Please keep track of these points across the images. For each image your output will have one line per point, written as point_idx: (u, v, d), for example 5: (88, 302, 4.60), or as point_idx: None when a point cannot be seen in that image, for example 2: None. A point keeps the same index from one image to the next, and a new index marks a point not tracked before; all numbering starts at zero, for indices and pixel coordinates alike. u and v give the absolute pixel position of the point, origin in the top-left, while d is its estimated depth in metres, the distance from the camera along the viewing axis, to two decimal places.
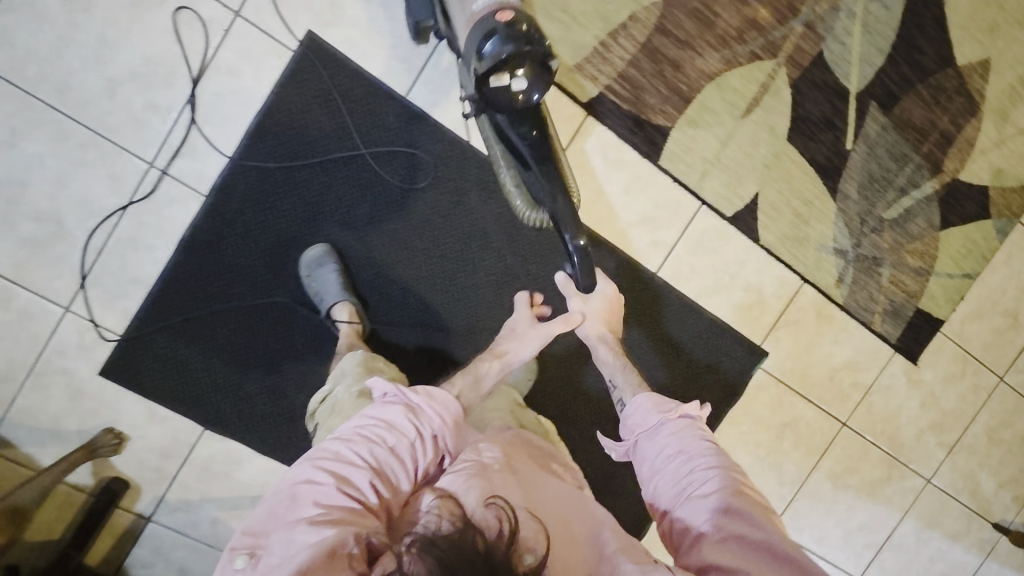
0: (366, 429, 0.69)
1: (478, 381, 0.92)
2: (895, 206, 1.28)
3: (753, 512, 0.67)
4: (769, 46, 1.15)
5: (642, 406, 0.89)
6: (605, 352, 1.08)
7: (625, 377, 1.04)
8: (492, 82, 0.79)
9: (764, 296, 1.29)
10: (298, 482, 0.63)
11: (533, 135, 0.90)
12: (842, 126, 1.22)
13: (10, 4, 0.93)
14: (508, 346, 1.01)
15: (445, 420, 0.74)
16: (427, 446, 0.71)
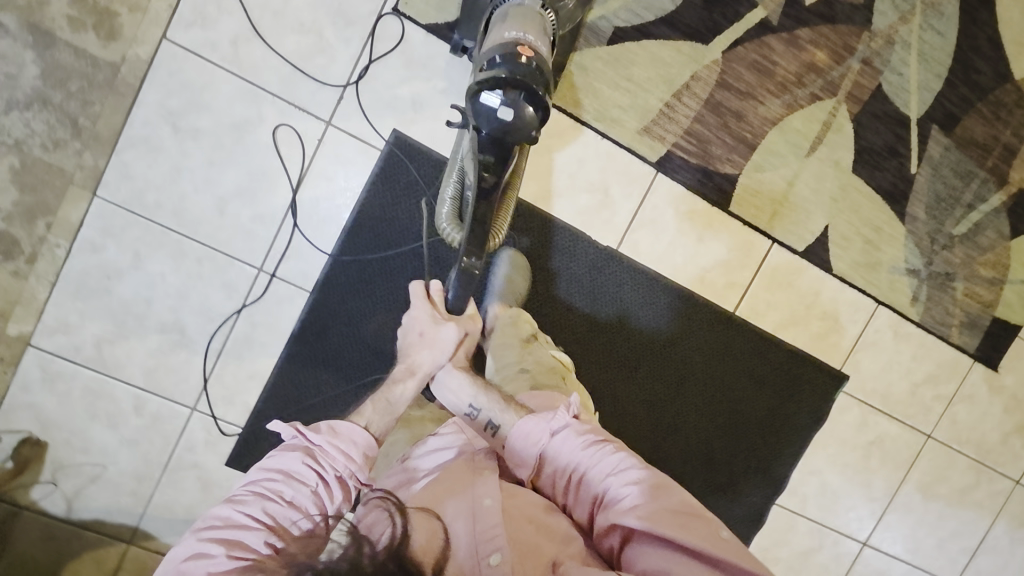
0: (253, 489, 0.70)
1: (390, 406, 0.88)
2: (963, 221, 1.30)
3: (662, 505, 0.71)
4: (828, 86, 1.19)
5: (520, 437, 0.85)
6: (461, 378, 0.94)
7: (488, 395, 0.92)
8: (486, 91, 0.82)
9: (843, 322, 1.31)
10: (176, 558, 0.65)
11: (486, 171, 0.88)
12: (905, 152, 1.24)
13: (128, 141, 1.02)
14: (416, 356, 0.95)
15: (351, 455, 0.76)
16: (336, 486, 0.74)
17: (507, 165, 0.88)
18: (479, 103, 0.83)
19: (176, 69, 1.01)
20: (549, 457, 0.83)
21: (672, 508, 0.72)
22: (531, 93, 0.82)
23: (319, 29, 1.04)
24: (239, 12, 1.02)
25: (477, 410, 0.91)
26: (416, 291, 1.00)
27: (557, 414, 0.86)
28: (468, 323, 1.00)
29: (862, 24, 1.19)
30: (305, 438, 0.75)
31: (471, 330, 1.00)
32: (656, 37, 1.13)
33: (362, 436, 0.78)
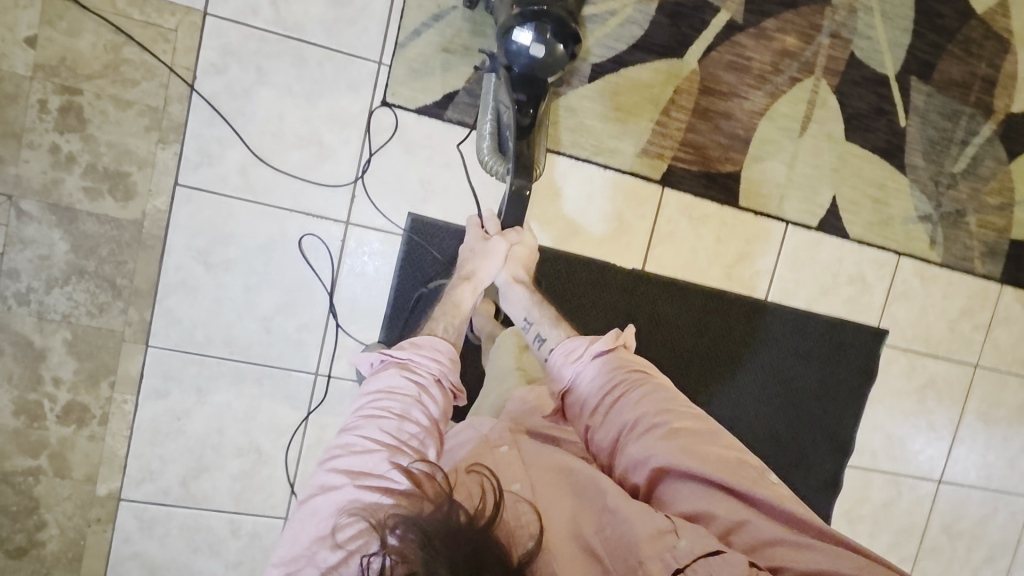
0: (364, 412, 0.73)
1: (456, 304, 0.98)
2: (961, 158, 1.33)
3: (698, 446, 0.74)
4: (804, 67, 1.23)
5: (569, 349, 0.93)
6: (519, 291, 1.05)
7: (542, 310, 1.03)
8: (518, 26, 0.94)
9: (869, 281, 1.34)
10: (316, 492, 0.66)
11: (525, 107, 0.99)
12: (891, 109, 1.28)
13: (168, 287, 1.06)
14: (476, 267, 1.03)
15: (434, 362, 0.81)
16: (434, 393, 0.78)
17: (538, 103, 1.00)
18: (512, 40, 0.95)
19: (195, 210, 1.05)
20: (579, 381, 0.90)
21: (710, 447, 0.74)
22: (560, 31, 0.96)
23: (318, 137, 1.08)
24: (240, 142, 1.05)
25: (531, 324, 1.02)
26: (472, 222, 1.09)
27: (600, 342, 0.91)
28: (525, 239, 1.07)
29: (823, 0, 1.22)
30: (393, 356, 0.80)
31: (530, 242, 1.08)
32: (633, 63, 1.16)
33: (440, 344, 0.84)
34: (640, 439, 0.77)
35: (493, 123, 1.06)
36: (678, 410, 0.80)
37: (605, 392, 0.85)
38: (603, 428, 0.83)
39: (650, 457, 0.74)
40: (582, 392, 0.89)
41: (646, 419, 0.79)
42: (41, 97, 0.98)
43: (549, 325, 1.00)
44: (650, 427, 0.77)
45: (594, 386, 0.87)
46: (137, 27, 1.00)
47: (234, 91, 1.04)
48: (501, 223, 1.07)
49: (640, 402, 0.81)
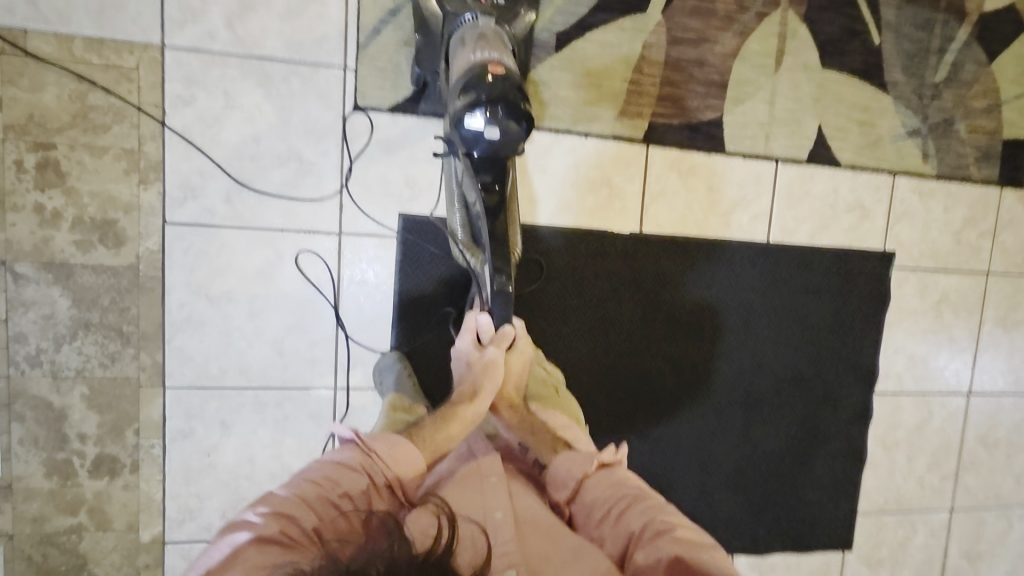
0: (308, 476, 0.72)
1: (448, 422, 0.90)
2: (941, 66, 1.32)
3: (700, 545, 0.68)
4: (769, 1, 1.21)
5: (571, 460, 0.89)
6: (511, 415, 1.01)
7: (537, 436, 0.98)
8: (468, 114, 0.86)
9: (868, 206, 1.33)
10: (236, 527, 0.64)
11: (492, 185, 0.96)
12: (864, 29, 1.26)
13: (174, 326, 1.05)
14: (473, 382, 0.96)
15: (399, 456, 0.80)
16: (384, 489, 0.77)
17: (503, 179, 0.96)
18: (466, 128, 0.87)
19: (188, 245, 1.05)
20: (592, 485, 0.84)
21: (720, 562, 0.66)
22: (514, 109, 0.86)
23: (297, 153, 1.07)
24: (220, 170, 1.05)
25: (529, 447, 0.98)
26: (467, 327, 1.01)
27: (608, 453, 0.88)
28: (518, 348, 1.01)
29: None
30: (364, 442, 0.80)
31: (524, 356, 1.01)
32: (597, 26, 1.15)
33: (415, 453, 0.82)
34: (647, 546, 0.70)
35: (463, 213, 1.04)
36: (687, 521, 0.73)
37: (610, 501, 0.80)
38: (608, 538, 0.77)
39: (658, 560, 0.67)
40: (582, 501, 0.84)
41: (652, 526, 0.72)
42: (16, 158, 0.98)
43: (546, 451, 0.94)
44: (658, 532, 0.71)
45: (594, 491, 0.83)
46: (98, 72, 0.99)
47: (206, 120, 1.03)
48: (494, 328, 1.00)
49: (643, 510, 0.75)
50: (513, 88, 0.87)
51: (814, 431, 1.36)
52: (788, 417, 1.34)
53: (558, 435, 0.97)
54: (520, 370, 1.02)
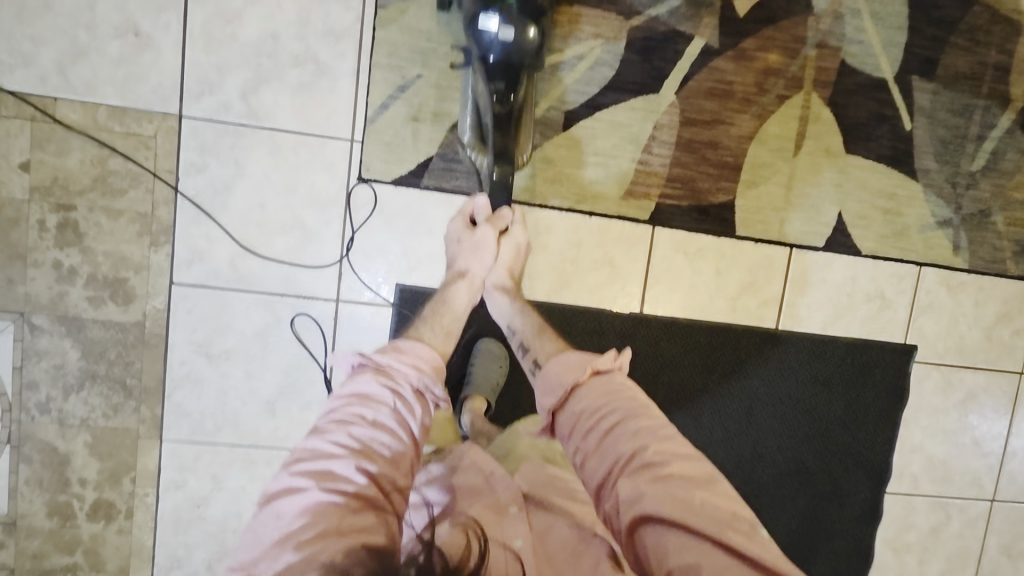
0: (336, 419, 0.68)
1: (445, 304, 0.96)
2: (978, 155, 1.24)
3: (694, 487, 0.66)
4: (792, 83, 1.17)
5: (566, 362, 0.84)
6: (504, 299, 1.02)
7: (524, 318, 0.99)
8: (482, 13, 0.93)
9: (889, 296, 1.27)
10: (279, 499, 0.61)
11: (501, 95, 0.97)
12: (894, 114, 1.20)
13: (174, 382, 1.10)
14: (464, 263, 1.01)
15: (418, 371, 0.77)
16: (412, 401, 0.74)
17: (516, 87, 0.97)
18: (479, 28, 0.94)
19: (192, 305, 1.09)
20: (580, 394, 0.79)
21: (708, 501, 0.64)
22: (527, 10, 0.94)
23: (300, 220, 1.09)
24: (226, 235, 1.08)
25: (514, 333, 0.98)
26: (462, 210, 1.05)
27: (603, 357, 0.82)
28: (514, 237, 1.04)
29: (804, 11, 1.15)
30: (372, 360, 0.76)
31: (518, 241, 1.03)
32: (608, 105, 1.13)
33: (424, 352, 0.80)
34: (631, 479, 0.67)
35: (474, 118, 1.05)
36: (680, 448, 0.70)
37: (599, 416, 0.74)
38: (591, 454, 0.72)
39: (643, 504, 0.64)
40: (569, 408, 0.79)
41: (642, 455, 0.68)
42: (39, 218, 1.04)
43: (533, 334, 0.95)
44: (645, 466, 0.67)
45: (584, 401, 0.77)
46: (118, 140, 1.04)
47: (216, 187, 1.07)
48: (489, 210, 1.05)
49: (633, 432, 0.70)
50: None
51: (817, 526, 1.30)
52: (789, 510, 1.29)
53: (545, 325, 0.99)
54: (515, 258, 1.04)
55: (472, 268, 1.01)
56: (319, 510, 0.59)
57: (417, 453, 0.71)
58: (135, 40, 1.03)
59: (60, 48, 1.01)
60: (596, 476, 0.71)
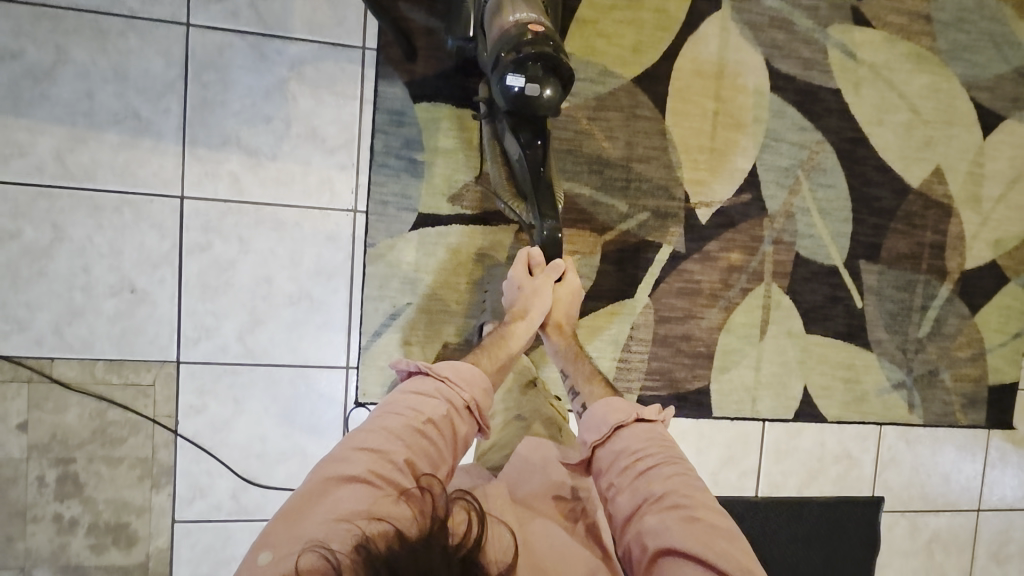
0: (395, 409, 0.74)
1: (507, 338, 0.98)
2: (923, 322, 1.36)
3: (722, 533, 0.68)
4: (753, 276, 1.27)
5: (610, 404, 0.88)
6: (562, 343, 1.05)
7: (578, 365, 1.02)
8: (511, 74, 0.87)
9: (854, 456, 1.36)
10: (333, 463, 0.68)
11: (530, 147, 0.97)
12: (846, 294, 1.31)
13: None
14: (524, 303, 1.03)
15: (473, 384, 0.82)
16: (462, 414, 0.79)
17: (543, 138, 0.97)
18: (505, 87, 0.89)
19: (195, 539, 1.10)
20: (620, 434, 0.83)
21: (733, 552, 0.66)
22: (553, 68, 0.89)
23: (301, 448, 1.13)
24: (226, 469, 1.10)
25: (568, 378, 1.02)
26: (519, 258, 1.08)
27: (651, 410, 0.86)
28: (569, 279, 1.07)
29: (760, 214, 1.25)
30: (433, 371, 0.81)
31: (574, 289, 1.07)
32: (587, 312, 1.21)
33: (480, 374, 0.84)
34: (660, 515, 0.70)
35: (503, 162, 1.04)
36: (712, 499, 0.72)
37: (635, 455, 0.79)
38: (623, 491, 0.77)
39: (668, 540, 0.67)
40: (607, 449, 0.83)
41: (673, 497, 0.72)
42: (38, 474, 1.05)
43: (584, 380, 0.99)
44: (674, 507, 0.71)
45: (626, 440, 0.81)
46: (117, 390, 1.06)
47: (215, 425, 1.09)
48: (545, 259, 1.06)
49: (667, 477, 0.74)
50: (553, 50, 0.89)
51: None
52: None
53: (596, 371, 1.02)
54: (570, 302, 1.07)
55: (531, 309, 1.02)
56: (359, 489, 0.64)
57: (451, 464, 0.76)
58: (131, 295, 1.05)
59: (55, 311, 1.03)
60: (625, 509, 0.75)
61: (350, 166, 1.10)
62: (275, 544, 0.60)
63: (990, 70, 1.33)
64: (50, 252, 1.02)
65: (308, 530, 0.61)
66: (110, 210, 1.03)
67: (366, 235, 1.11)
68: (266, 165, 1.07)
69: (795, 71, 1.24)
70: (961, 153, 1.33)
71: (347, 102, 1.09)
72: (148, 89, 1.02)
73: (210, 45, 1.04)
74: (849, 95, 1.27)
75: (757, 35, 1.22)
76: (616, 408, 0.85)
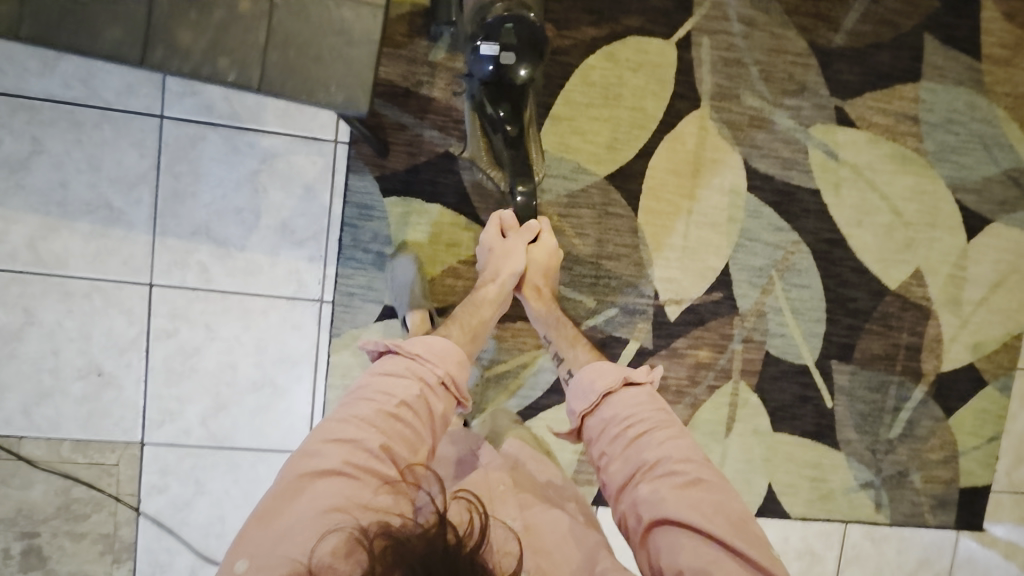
0: (367, 395, 0.75)
1: (477, 306, 0.98)
2: (895, 424, 1.34)
3: (711, 493, 0.73)
4: (720, 374, 1.26)
5: (595, 368, 0.90)
6: (540, 307, 1.05)
7: (559, 329, 1.04)
8: (484, 44, 0.88)
9: (817, 553, 1.35)
10: (308, 462, 0.68)
11: (505, 122, 0.96)
12: (816, 394, 1.30)
13: None
14: (499, 267, 1.03)
15: (445, 359, 0.82)
16: (436, 391, 0.80)
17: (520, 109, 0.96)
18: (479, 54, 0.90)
19: None
20: (609, 402, 0.86)
21: (724, 511, 0.72)
22: (528, 38, 0.89)
23: None
24: (185, 546, 1.13)
25: (551, 343, 1.03)
26: (492, 221, 1.07)
27: (639, 371, 0.89)
28: (545, 241, 1.06)
29: (730, 312, 1.25)
30: (405, 350, 0.81)
31: (550, 250, 1.06)
32: (550, 404, 1.23)
33: (451, 347, 0.83)
34: (653, 484, 0.75)
35: (481, 133, 1.01)
36: (701, 458, 0.77)
37: (627, 423, 0.83)
38: (615, 460, 0.81)
39: (662, 508, 0.72)
40: (596, 418, 0.86)
41: (664, 464, 0.76)
42: (3, 547, 1.08)
43: (567, 345, 1.01)
44: (667, 474, 0.75)
45: (616, 408, 0.85)
46: (82, 468, 1.09)
47: (177, 504, 1.12)
48: (518, 221, 1.05)
49: (659, 442, 0.79)
50: (527, 14, 0.89)
51: None
52: None
53: (579, 333, 1.04)
54: (547, 262, 1.07)
55: (500, 273, 1.02)
56: (336, 484, 0.66)
57: (430, 442, 0.77)
58: (98, 378, 1.08)
59: (26, 392, 1.06)
60: (619, 478, 0.79)
61: (317, 258, 1.11)
62: (257, 546, 0.62)
63: (978, 172, 1.30)
64: (20, 334, 1.05)
65: (288, 529, 0.63)
66: (80, 296, 1.05)
67: (332, 325, 1.13)
68: (234, 255, 1.09)
69: (774, 170, 1.23)
70: (943, 256, 1.31)
71: (317, 195, 1.10)
72: (121, 180, 1.04)
73: (184, 139, 1.05)
74: (829, 196, 1.25)
75: (735, 134, 1.21)
76: (604, 373, 0.88)
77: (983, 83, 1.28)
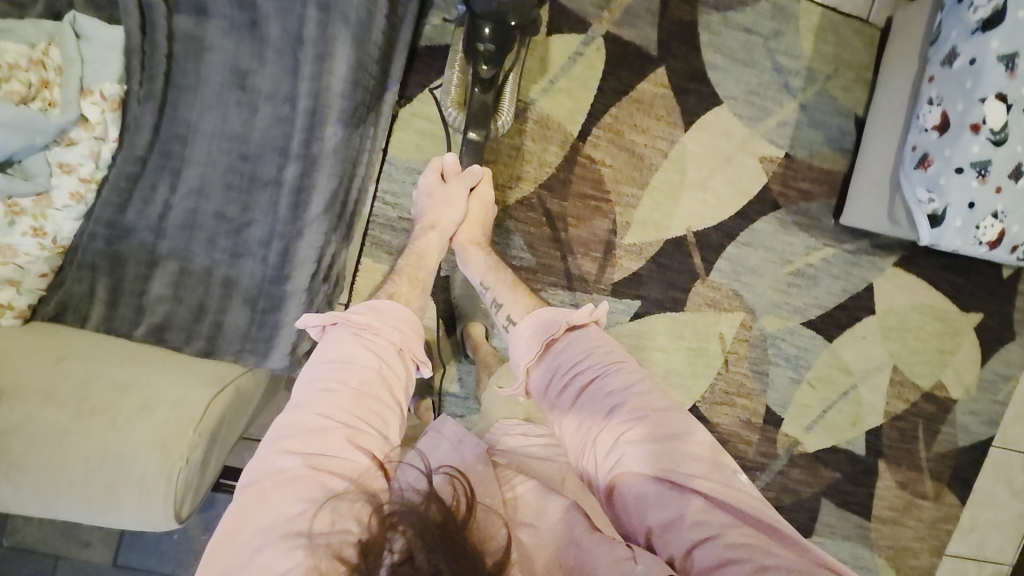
0: (320, 385, 0.61)
1: (422, 256, 0.91)
2: None
3: (670, 424, 0.60)
4: None
5: (538, 322, 0.75)
6: (477, 253, 0.96)
7: (499, 277, 0.91)
8: None
9: None
10: (264, 481, 0.54)
11: (482, 62, 0.88)
12: None
13: None
14: (433, 213, 0.95)
15: (395, 325, 0.71)
16: (397, 358, 0.68)
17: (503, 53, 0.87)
18: None
19: None
20: (553, 350, 0.71)
21: (692, 447, 0.58)
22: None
23: None
24: None
25: (487, 290, 0.91)
26: (432, 167, 0.98)
27: (579, 313, 0.72)
28: (483, 190, 0.98)
29: None
30: (352, 322, 0.68)
31: (486, 200, 0.98)
32: None
33: (404, 311, 0.73)
34: (613, 433, 0.61)
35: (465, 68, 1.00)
36: (659, 396, 0.64)
37: (573, 370, 0.68)
38: (567, 412, 0.66)
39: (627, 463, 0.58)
40: (540, 370, 0.71)
41: (619, 410, 0.62)
42: None
43: (506, 290, 0.88)
44: (626, 423, 0.61)
45: (561, 359, 0.70)
46: None
47: None
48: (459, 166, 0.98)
49: (613, 386, 0.64)
50: None
51: None
52: None
53: (520, 280, 0.92)
54: (486, 214, 1.00)
55: (441, 220, 0.94)
56: (298, 493, 0.52)
57: (398, 426, 0.64)
58: None
59: None
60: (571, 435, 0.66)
61: None
62: (225, 567, 0.49)
63: None
64: None
65: (253, 552, 0.49)
66: None
67: None
68: None
69: None
70: None
71: None
72: None
73: None
74: None
75: None
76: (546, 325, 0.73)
77: (869, 536, 1.38)
